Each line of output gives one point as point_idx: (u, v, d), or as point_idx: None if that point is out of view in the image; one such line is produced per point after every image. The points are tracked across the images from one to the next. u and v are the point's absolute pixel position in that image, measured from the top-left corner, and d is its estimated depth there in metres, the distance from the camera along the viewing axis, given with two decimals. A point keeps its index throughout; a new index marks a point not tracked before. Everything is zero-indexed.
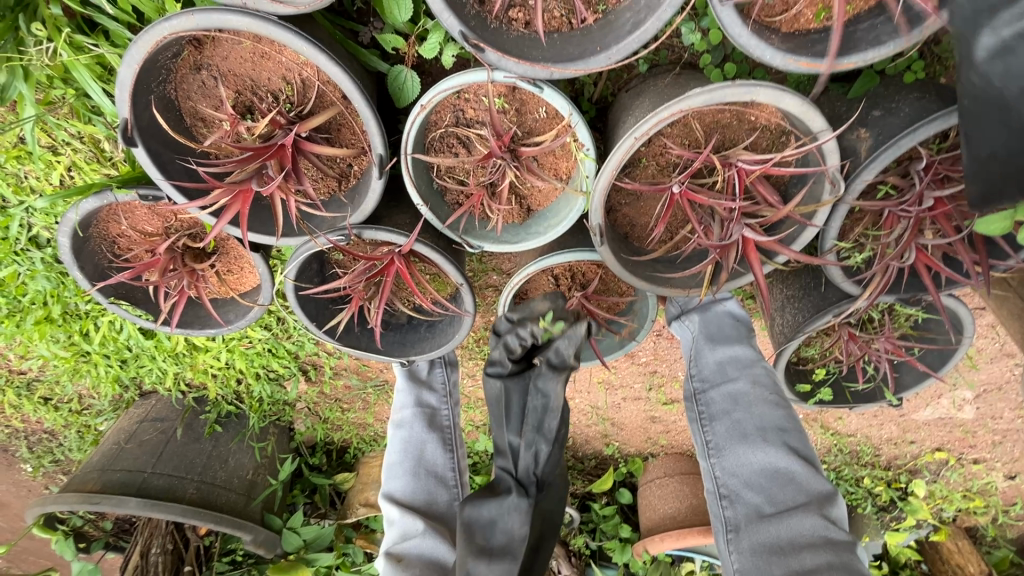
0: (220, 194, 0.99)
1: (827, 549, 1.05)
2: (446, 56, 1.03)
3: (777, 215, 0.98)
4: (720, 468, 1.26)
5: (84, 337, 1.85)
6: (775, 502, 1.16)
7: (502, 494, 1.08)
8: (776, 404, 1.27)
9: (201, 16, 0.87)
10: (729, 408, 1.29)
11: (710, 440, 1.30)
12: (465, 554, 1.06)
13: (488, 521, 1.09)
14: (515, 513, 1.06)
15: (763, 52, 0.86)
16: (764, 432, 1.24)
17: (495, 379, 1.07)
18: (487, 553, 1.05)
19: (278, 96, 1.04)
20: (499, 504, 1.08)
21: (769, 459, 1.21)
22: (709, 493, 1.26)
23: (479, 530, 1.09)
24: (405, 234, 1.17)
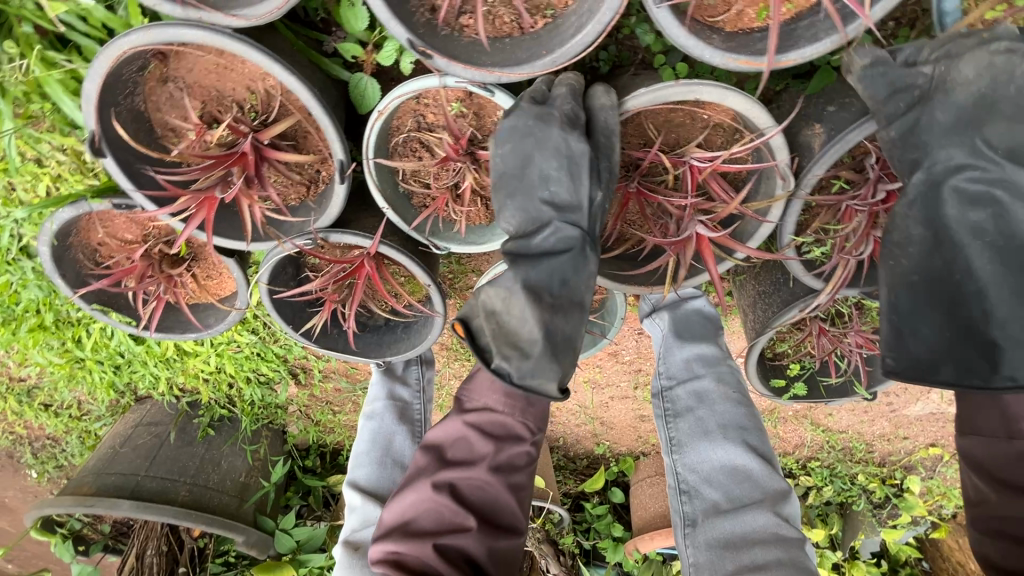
0: (186, 202, 1.03)
1: (777, 544, 1.06)
2: (403, 63, 1.06)
3: (728, 209, 1.00)
4: (682, 463, 1.28)
5: (77, 343, 1.89)
6: (733, 498, 1.18)
7: (563, 259, 0.98)
8: (738, 402, 1.30)
9: (158, 30, 0.91)
10: (693, 405, 1.32)
11: (674, 437, 1.32)
12: (545, 314, 0.93)
13: (557, 282, 0.97)
14: (585, 277, 1.00)
15: (702, 52, 0.87)
16: (725, 429, 1.27)
17: (541, 146, 0.96)
18: (560, 311, 0.96)
19: (243, 106, 1.07)
20: (571, 262, 0.98)
21: (728, 456, 1.23)
22: (670, 488, 1.28)
23: (548, 292, 0.96)
24: (370, 236, 1.20)
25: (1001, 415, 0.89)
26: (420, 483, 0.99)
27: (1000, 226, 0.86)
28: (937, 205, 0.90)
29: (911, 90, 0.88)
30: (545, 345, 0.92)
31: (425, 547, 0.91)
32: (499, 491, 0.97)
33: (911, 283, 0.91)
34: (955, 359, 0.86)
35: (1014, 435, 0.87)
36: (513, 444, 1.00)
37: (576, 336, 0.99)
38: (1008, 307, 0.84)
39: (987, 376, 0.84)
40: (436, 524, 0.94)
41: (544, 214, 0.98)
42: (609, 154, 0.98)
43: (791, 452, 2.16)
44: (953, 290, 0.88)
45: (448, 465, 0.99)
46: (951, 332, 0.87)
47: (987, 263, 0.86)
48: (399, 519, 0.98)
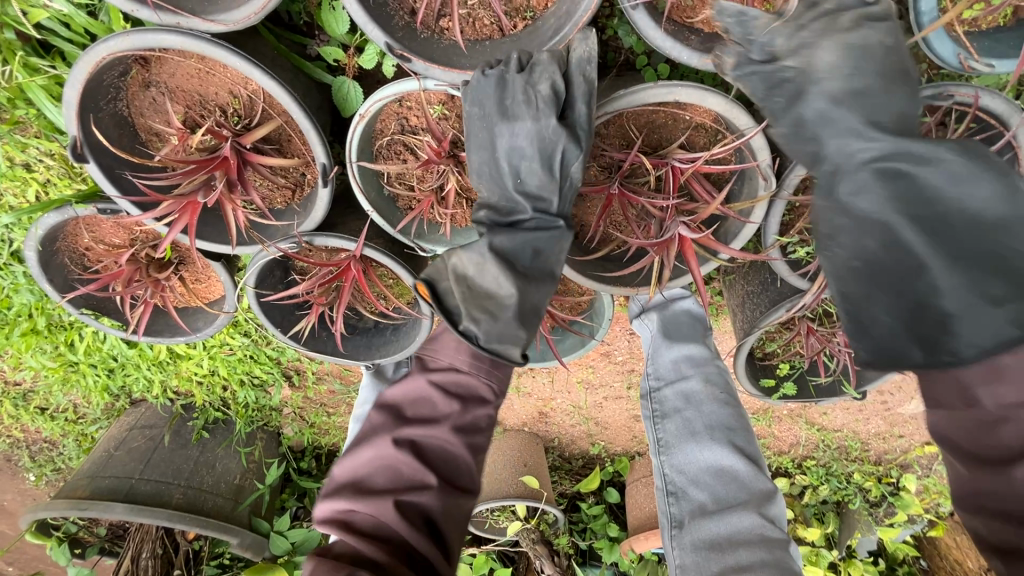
0: (168, 207, 1.03)
1: (761, 546, 1.06)
2: (385, 66, 1.07)
3: (709, 210, 0.99)
4: (669, 465, 1.28)
5: (70, 347, 1.90)
6: (719, 499, 1.18)
7: (536, 231, 0.97)
8: (726, 403, 1.29)
9: (136, 36, 0.91)
10: (681, 406, 1.32)
11: (662, 438, 1.32)
12: (514, 284, 0.93)
13: (527, 253, 0.97)
14: (557, 248, 0.99)
15: (679, 52, 0.90)
16: (712, 430, 1.26)
17: (515, 124, 0.93)
18: (532, 279, 0.96)
19: (226, 110, 1.07)
20: (543, 234, 0.97)
21: (715, 457, 1.22)
22: (657, 490, 1.28)
23: (518, 262, 0.96)
24: (355, 239, 1.20)
25: (956, 383, 0.74)
26: (378, 436, 0.90)
27: (910, 200, 0.80)
28: (852, 189, 0.83)
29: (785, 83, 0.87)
30: (515, 310, 0.92)
31: (382, 502, 0.82)
32: (460, 451, 0.90)
33: (856, 268, 0.83)
34: (913, 339, 0.78)
35: (972, 401, 0.73)
36: (477, 405, 0.95)
37: (545, 304, 0.99)
38: (949, 276, 0.76)
39: (953, 350, 0.74)
40: (394, 481, 0.85)
41: (518, 190, 0.97)
42: (586, 131, 0.93)
43: (786, 451, 2.15)
44: (892, 271, 0.80)
45: (410, 423, 0.91)
46: (904, 314, 0.79)
47: (911, 238, 0.79)
48: (350, 478, 0.88)
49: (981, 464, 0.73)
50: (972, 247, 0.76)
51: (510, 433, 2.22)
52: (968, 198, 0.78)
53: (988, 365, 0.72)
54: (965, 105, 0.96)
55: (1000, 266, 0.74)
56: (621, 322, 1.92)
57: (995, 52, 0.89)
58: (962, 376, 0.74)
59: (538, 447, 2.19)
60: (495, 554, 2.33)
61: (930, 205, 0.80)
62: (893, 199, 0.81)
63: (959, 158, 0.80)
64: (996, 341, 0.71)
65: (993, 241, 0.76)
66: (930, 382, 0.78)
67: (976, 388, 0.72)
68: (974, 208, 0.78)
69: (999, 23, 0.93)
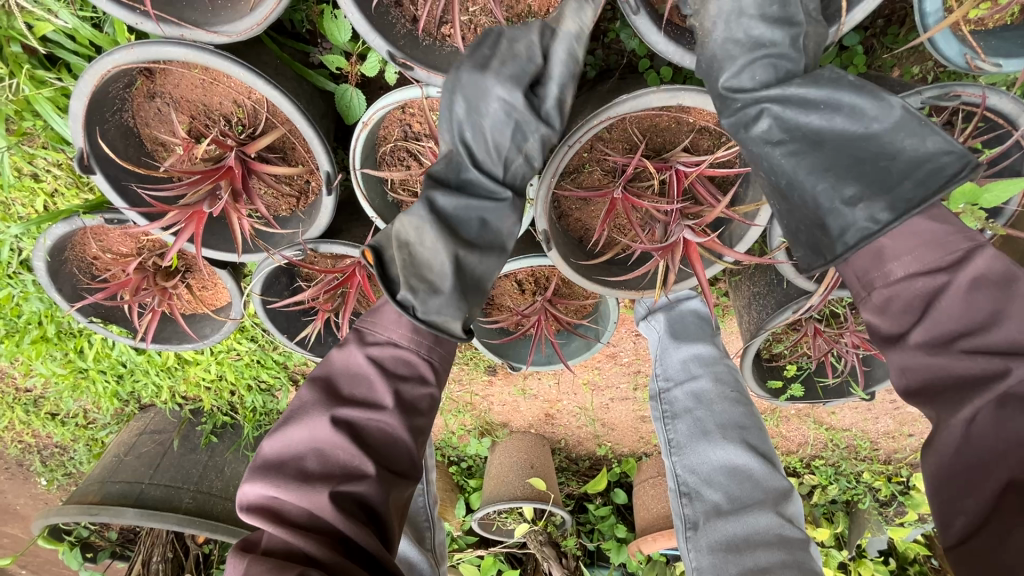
0: (175, 216, 1.03)
1: (780, 547, 1.06)
2: (387, 73, 1.07)
3: (714, 214, 0.99)
4: (682, 465, 1.27)
5: (80, 354, 1.92)
6: (734, 499, 1.17)
7: (482, 199, 0.97)
8: (737, 402, 1.28)
9: (141, 48, 0.91)
10: (691, 406, 1.32)
11: (673, 438, 1.32)
12: (455, 248, 0.92)
13: (473, 220, 0.96)
14: (504, 222, 0.98)
15: (682, 58, 0.90)
16: (724, 429, 1.25)
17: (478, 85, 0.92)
18: (475, 247, 0.96)
19: (230, 119, 1.08)
20: (491, 203, 0.96)
21: (728, 457, 1.21)
22: (671, 491, 1.28)
23: (462, 228, 0.95)
24: (359, 245, 1.20)
25: (854, 275, 0.82)
26: (310, 419, 0.85)
27: (789, 124, 0.82)
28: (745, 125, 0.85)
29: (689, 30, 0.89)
30: (455, 281, 0.91)
31: (315, 489, 0.78)
32: (401, 434, 0.88)
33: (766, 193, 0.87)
34: (811, 245, 0.85)
35: (866, 289, 0.81)
36: (416, 384, 0.93)
37: (490, 277, 0.98)
38: (829, 185, 0.81)
39: (838, 248, 0.81)
40: (327, 467, 0.81)
41: (468, 149, 0.96)
42: (555, 116, 0.95)
43: (794, 451, 2.15)
44: (785, 192, 0.84)
45: (346, 403, 0.88)
46: (805, 228, 0.84)
47: (796, 160, 0.83)
48: (281, 460, 0.83)
49: (886, 346, 0.79)
50: (845, 157, 0.81)
51: (516, 435, 2.22)
52: (835, 115, 0.81)
53: (870, 248, 0.80)
54: (973, 105, 0.94)
55: (867, 170, 0.80)
56: (626, 324, 1.91)
57: (999, 51, 0.88)
58: (855, 265, 0.82)
59: (544, 449, 2.19)
60: (502, 555, 2.34)
61: (805, 118, 0.82)
62: (775, 118, 0.83)
63: (820, 81, 0.82)
64: (867, 236, 0.78)
65: (859, 149, 0.81)
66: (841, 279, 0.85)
67: (872, 275, 0.80)
68: (843, 124, 0.81)
69: (1005, 22, 0.92)
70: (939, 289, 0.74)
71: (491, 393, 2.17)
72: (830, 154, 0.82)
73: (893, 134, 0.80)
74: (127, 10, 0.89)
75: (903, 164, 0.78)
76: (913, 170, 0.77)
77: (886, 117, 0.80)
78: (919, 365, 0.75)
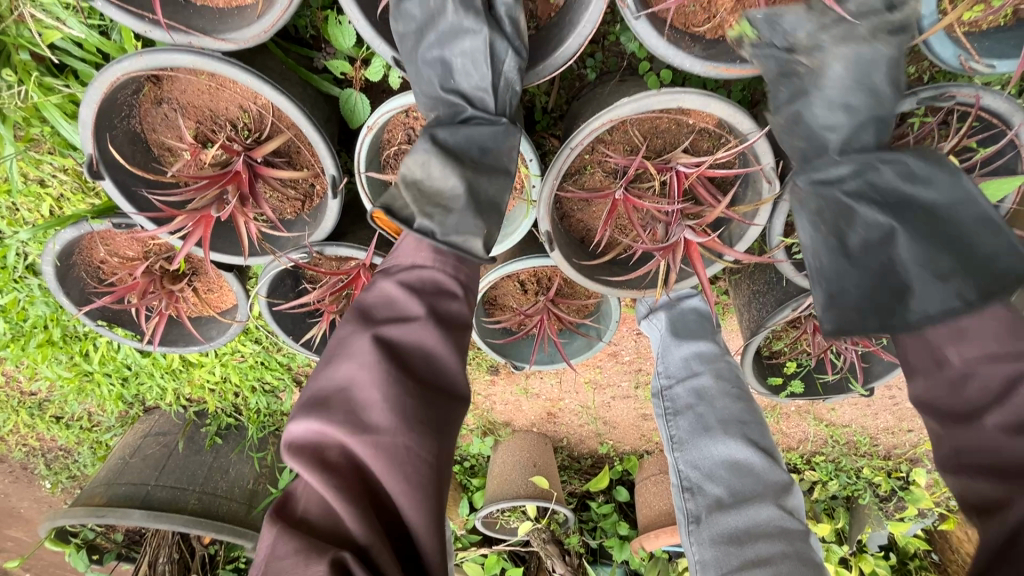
0: (183, 220, 1.05)
1: (780, 538, 1.09)
2: (391, 78, 1.09)
3: (714, 214, 1.00)
4: (684, 461, 1.29)
5: (85, 357, 1.93)
6: (735, 492, 1.19)
7: (481, 127, 0.96)
8: (738, 397, 1.30)
9: (149, 56, 0.93)
10: (693, 402, 1.33)
11: (675, 434, 1.33)
12: (464, 176, 0.93)
13: (476, 148, 0.96)
14: (506, 145, 0.98)
15: (682, 61, 0.90)
16: (725, 425, 1.27)
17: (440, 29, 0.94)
18: (482, 172, 0.96)
19: (236, 124, 1.09)
20: (488, 131, 0.96)
21: (729, 452, 1.23)
22: (673, 486, 1.29)
23: (468, 158, 0.95)
24: (364, 248, 1.22)
25: (925, 347, 0.80)
26: (348, 352, 0.79)
27: (883, 185, 0.86)
28: (830, 182, 0.88)
29: (793, 76, 0.88)
30: (467, 200, 0.92)
31: (356, 443, 0.71)
32: (445, 356, 0.83)
33: (830, 246, 0.88)
34: (869, 307, 0.83)
35: (941, 361, 0.78)
36: (452, 303, 0.89)
37: (503, 199, 0.98)
38: (911, 257, 0.81)
39: (907, 316, 0.80)
40: (371, 400, 0.75)
41: (448, 91, 0.96)
42: (515, 29, 0.93)
43: (795, 447, 2.16)
44: (853, 249, 0.86)
45: (384, 328, 0.82)
46: (869, 287, 0.84)
47: (881, 222, 0.84)
48: (321, 395, 0.76)
49: (953, 424, 0.77)
50: (933, 232, 0.82)
51: (518, 434, 2.24)
52: (923, 192, 0.84)
53: (949, 327, 0.77)
54: (967, 106, 0.96)
55: (947, 247, 0.80)
56: (627, 324, 1.93)
57: (993, 53, 0.90)
58: (927, 338, 0.79)
59: (546, 448, 2.21)
60: (506, 553, 2.35)
61: (898, 188, 0.85)
62: (869, 178, 0.86)
63: (929, 158, 0.85)
64: (945, 310, 0.77)
65: (943, 226, 0.82)
66: (904, 352, 0.83)
67: (943, 348, 0.78)
68: (931, 202, 0.83)
69: (1000, 23, 0.93)
70: (1018, 378, 0.72)
71: (493, 392, 2.19)
72: (916, 228, 0.82)
73: (979, 227, 0.80)
74: (136, 18, 0.91)
75: (981, 256, 0.78)
76: (989, 264, 0.78)
77: (969, 205, 0.82)
78: (988, 449, 0.72)
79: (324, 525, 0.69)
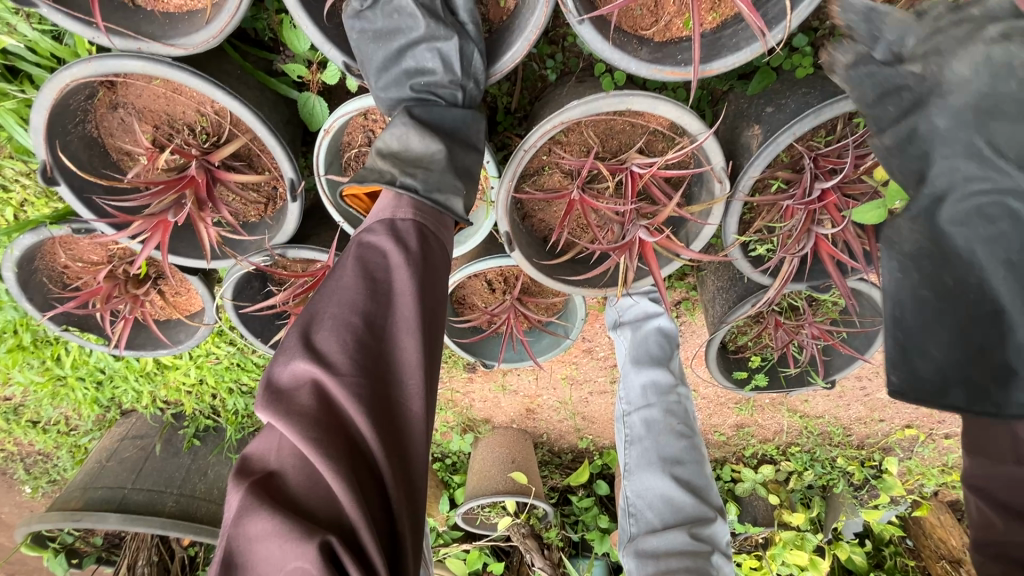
0: (140, 225, 1.04)
1: (687, 555, 1.20)
2: (348, 81, 1.10)
3: (666, 214, 1.02)
4: (630, 489, 1.35)
5: (57, 361, 1.92)
6: (666, 524, 1.27)
7: (449, 106, 0.97)
8: (682, 436, 1.34)
9: (98, 62, 0.93)
10: (642, 434, 1.38)
11: (627, 462, 1.39)
12: (446, 144, 0.93)
13: (449, 123, 0.96)
14: (477, 128, 1.01)
15: (628, 64, 0.91)
16: (666, 461, 1.32)
17: (409, 36, 0.93)
18: (458, 144, 0.97)
19: (193, 128, 1.09)
20: (458, 112, 0.97)
21: (665, 487, 1.29)
22: (621, 508, 1.38)
23: (443, 131, 0.95)
24: (327, 250, 1.23)
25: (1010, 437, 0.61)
26: (336, 301, 0.74)
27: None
28: (949, 218, 0.67)
29: (900, 92, 0.74)
30: (447, 165, 0.92)
31: (345, 399, 0.66)
32: (430, 312, 0.80)
33: (921, 299, 0.66)
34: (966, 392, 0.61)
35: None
36: (437, 263, 0.86)
37: (477, 171, 1.00)
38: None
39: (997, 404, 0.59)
40: (358, 354, 0.70)
41: (414, 89, 0.96)
42: (469, 31, 0.94)
43: (770, 438, 2.19)
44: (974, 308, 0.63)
45: (371, 280, 0.77)
46: (961, 354, 0.62)
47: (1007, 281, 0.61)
48: (304, 344, 0.70)
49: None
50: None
51: (498, 430, 2.26)
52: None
53: None
54: None
55: None
56: (601, 320, 1.94)
57: None
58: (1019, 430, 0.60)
59: (526, 444, 2.23)
60: (488, 549, 2.37)
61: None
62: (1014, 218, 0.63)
63: None
64: None
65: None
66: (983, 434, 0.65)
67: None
68: None
69: None
70: None
71: (472, 389, 2.21)
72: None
73: None
74: (83, 24, 0.91)
75: None
76: None
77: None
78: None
79: (299, 492, 0.62)
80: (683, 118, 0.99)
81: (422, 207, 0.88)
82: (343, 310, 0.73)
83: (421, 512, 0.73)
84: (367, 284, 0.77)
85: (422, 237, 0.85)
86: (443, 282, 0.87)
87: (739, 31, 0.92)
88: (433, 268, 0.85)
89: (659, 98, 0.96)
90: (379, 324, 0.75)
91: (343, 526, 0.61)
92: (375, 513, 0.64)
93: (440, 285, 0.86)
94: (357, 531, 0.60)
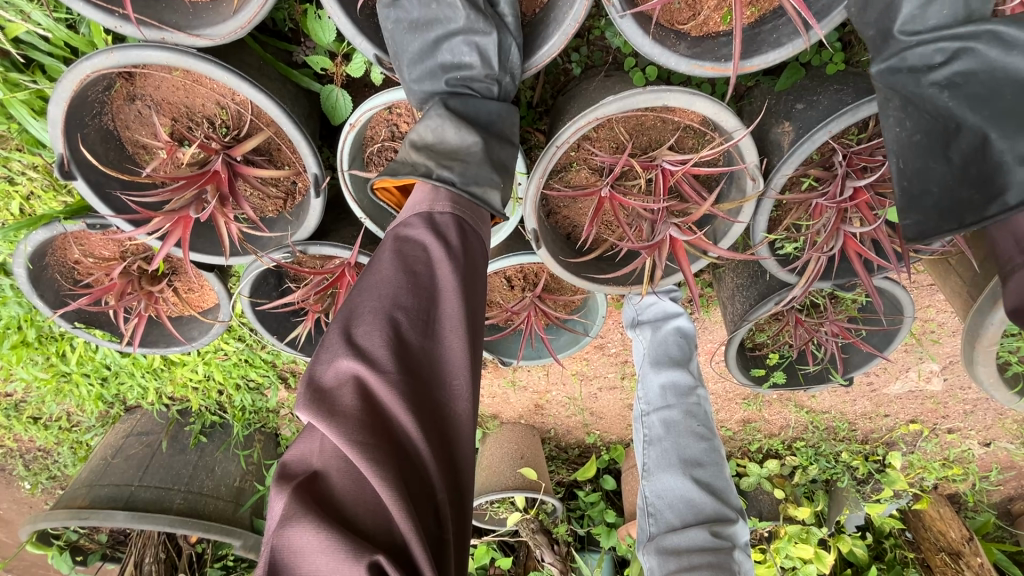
0: (161, 222, 1.02)
1: (710, 552, 1.20)
2: (373, 74, 1.08)
3: (700, 212, 1.00)
4: (650, 489, 1.35)
5: (62, 357, 1.89)
6: (687, 524, 1.27)
7: (484, 99, 0.94)
8: (702, 437, 1.33)
9: (120, 53, 0.89)
10: (661, 434, 1.37)
11: (645, 463, 1.38)
12: (483, 136, 0.91)
13: (484, 115, 0.94)
14: (511, 123, 0.98)
15: (667, 60, 0.89)
16: (686, 463, 1.31)
17: (447, 27, 0.91)
18: (493, 138, 0.94)
19: (213, 121, 1.06)
20: (494, 106, 0.95)
21: (685, 488, 1.29)
22: (638, 507, 1.38)
23: (477, 123, 0.93)
24: (349, 246, 1.21)
25: None
26: (377, 296, 0.73)
27: (980, 66, 0.68)
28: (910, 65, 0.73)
29: None
30: (483, 157, 0.90)
31: (389, 398, 0.65)
32: (471, 308, 0.79)
33: (913, 143, 0.75)
34: (940, 206, 0.74)
35: None
36: (476, 258, 0.85)
37: (511, 165, 0.97)
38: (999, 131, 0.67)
39: (1001, 201, 0.68)
40: (401, 352, 0.68)
41: (449, 82, 0.93)
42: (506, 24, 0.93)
43: (776, 433, 2.19)
44: (952, 136, 0.72)
45: (412, 274, 0.76)
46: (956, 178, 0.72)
47: (965, 103, 0.70)
48: (346, 342, 0.68)
49: None
50: None
51: (507, 426, 2.25)
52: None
53: None
54: None
55: None
56: (613, 316, 1.93)
57: None
58: None
59: (533, 439, 2.22)
60: (495, 544, 2.37)
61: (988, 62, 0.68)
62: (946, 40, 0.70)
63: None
64: None
65: None
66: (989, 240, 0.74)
67: None
68: None
69: None
70: None
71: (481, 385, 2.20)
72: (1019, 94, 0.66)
73: None
74: (106, 13, 0.87)
75: None
76: None
77: None
78: None
79: (344, 498, 0.60)
80: (718, 114, 0.97)
81: (459, 201, 0.86)
82: (384, 304, 0.72)
83: (465, 514, 0.72)
84: (406, 278, 0.75)
85: (460, 230, 0.83)
86: (482, 277, 0.86)
87: (779, 26, 0.91)
88: (471, 263, 0.83)
89: (696, 93, 0.95)
90: (422, 320, 0.73)
91: (394, 539, 0.59)
92: (423, 521, 0.63)
93: (479, 281, 0.84)
94: (408, 547, 0.59)
